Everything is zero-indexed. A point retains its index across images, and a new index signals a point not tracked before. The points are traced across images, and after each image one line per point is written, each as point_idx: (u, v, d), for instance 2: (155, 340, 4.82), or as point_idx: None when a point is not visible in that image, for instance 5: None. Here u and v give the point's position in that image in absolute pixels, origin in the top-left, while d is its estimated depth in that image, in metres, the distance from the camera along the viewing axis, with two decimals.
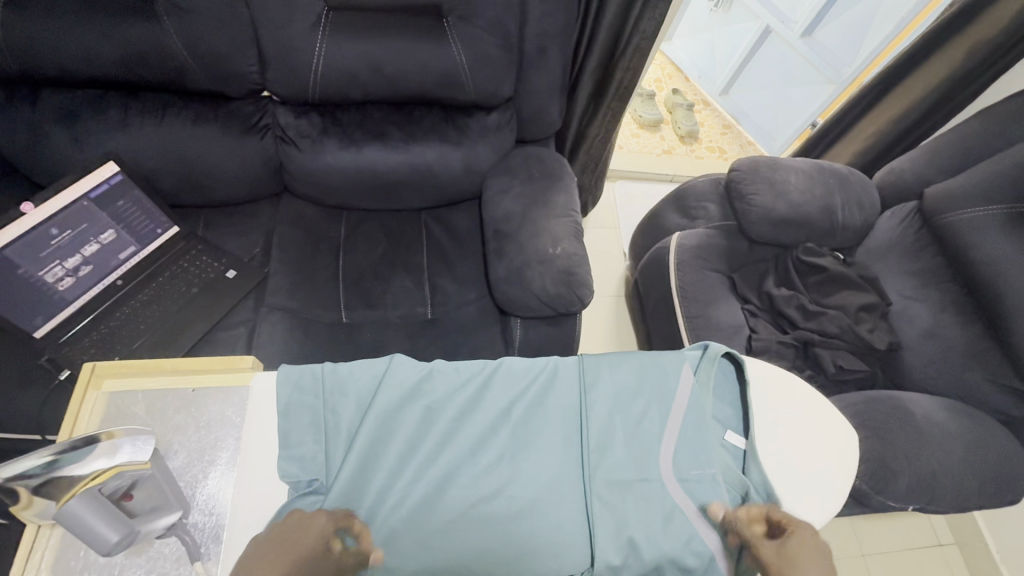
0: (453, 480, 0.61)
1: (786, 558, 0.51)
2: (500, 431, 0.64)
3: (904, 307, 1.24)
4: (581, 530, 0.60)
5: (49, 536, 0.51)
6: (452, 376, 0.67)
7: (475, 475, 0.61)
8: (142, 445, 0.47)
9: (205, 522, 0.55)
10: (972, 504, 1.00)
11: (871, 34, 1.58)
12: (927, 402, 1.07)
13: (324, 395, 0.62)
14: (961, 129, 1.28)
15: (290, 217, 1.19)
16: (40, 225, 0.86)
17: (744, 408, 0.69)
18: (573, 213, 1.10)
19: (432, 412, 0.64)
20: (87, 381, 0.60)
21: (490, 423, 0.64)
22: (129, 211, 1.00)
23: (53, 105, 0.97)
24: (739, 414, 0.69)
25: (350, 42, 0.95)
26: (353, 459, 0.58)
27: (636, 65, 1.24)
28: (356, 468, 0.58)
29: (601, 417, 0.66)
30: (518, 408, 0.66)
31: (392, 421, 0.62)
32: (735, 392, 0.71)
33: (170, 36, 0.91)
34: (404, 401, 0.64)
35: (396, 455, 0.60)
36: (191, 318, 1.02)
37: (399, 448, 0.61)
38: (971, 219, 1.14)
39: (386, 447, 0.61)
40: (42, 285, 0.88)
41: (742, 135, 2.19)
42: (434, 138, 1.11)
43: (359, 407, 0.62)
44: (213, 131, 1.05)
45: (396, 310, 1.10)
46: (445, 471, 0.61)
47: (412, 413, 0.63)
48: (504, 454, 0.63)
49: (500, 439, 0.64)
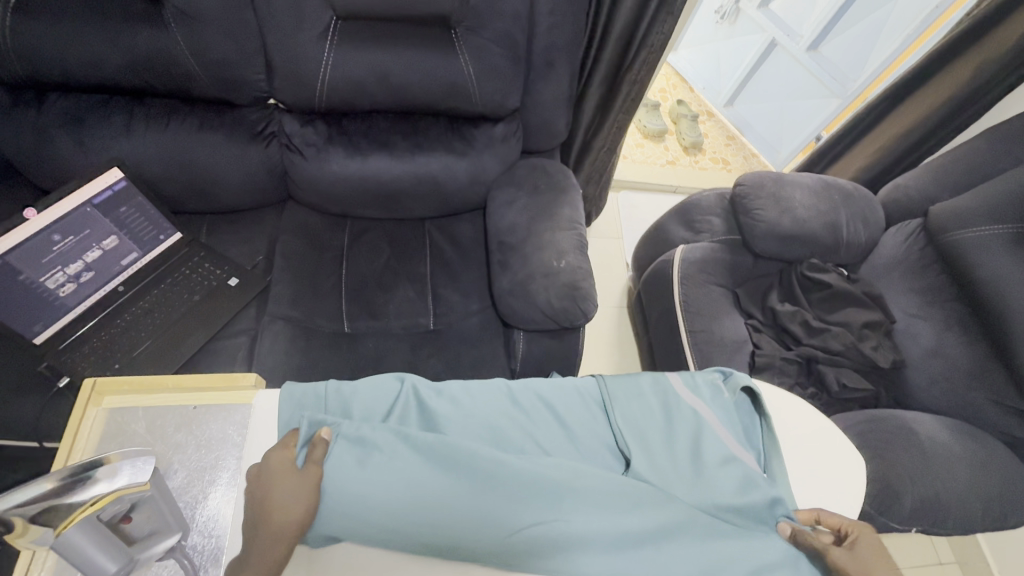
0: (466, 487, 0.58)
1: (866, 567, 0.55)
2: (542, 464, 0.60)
3: (908, 324, 1.23)
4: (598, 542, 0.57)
5: (45, 557, 0.50)
6: (470, 412, 0.65)
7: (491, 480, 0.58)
8: (142, 466, 0.46)
9: (204, 544, 0.54)
10: (976, 527, 0.99)
11: (877, 50, 1.58)
12: (931, 422, 1.07)
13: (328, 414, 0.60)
14: (967, 147, 1.28)
15: (294, 224, 1.18)
16: (44, 231, 0.85)
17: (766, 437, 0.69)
18: (578, 226, 1.09)
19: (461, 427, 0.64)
20: (87, 397, 0.59)
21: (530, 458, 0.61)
22: (132, 216, 0.99)
23: (58, 110, 0.97)
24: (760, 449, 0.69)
25: (357, 52, 0.95)
26: (384, 497, 0.55)
27: (643, 77, 1.23)
28: (386, 510, 0.55)
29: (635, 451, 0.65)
30: (547, 446, 0.65)
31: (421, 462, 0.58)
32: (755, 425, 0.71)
33: (177, 43, 0.90)
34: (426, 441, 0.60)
35: (431, 497, 0.57)
36: (193, 325, 1.01)
37: (431, 494, 0.57)
38: (977, 238, 1.13)
39: (415, 485, 0.57)
40: (43, 292, 0.87)
41: (745, 147, 2.17)
42: (440, 148, 1.11)
43: (370, 445, 0.58)
44: (218, 138, 1.04)
45: (398, 321, 1.09)
46: (492, 520, 0.56)
47: (444, 450, 0.59)
48: (550, 500, 0.58)
49: (548, 479, 0.59)
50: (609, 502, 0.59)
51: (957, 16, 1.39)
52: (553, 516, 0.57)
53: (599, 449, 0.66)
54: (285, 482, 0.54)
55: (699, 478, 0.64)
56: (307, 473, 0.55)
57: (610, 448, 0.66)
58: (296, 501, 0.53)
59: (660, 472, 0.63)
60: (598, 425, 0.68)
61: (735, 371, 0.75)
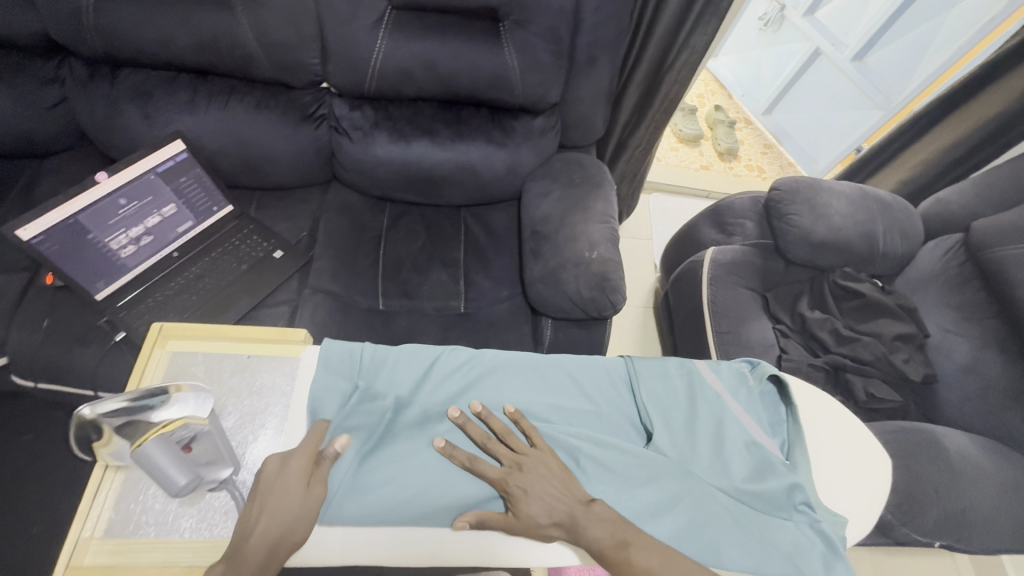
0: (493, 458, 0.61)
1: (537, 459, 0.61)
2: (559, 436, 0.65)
3: (943, 339, 1.21)
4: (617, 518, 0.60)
5: (112, 479, 0.54)
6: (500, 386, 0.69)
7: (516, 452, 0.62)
8: (203, 403, 0.52)
9: (252, 482, 0.58)
10: (1003, 547, 0.97)
11: (925, 63, 1.55)
12: (962, 438, 1.05)
13: (361, 379, 0.64)
14: (1016, 163, 1.25)
15: (337, 204, 1.23)
16: (111, 194, 0.91)
17: (789, 424, 0.70)
18: (610, 220, 1.11)
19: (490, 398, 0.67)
20: (154, 340, 0.64)
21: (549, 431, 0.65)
22: (190, 187, 1.05)
23: (130, 84, 1.04)
24: (782, 437, 0.70)
25: (408, 40, 0.99)
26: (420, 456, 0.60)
27: (684, 78, 1.25)
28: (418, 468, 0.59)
29: (658, 430, 0.67)
30: (571, 422, 0.67)
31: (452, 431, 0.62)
32: (780, 413, 0.72)
33: (243, 25, 0.96)
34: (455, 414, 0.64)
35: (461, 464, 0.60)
36: (238, 292, 1.06)
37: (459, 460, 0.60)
38: (1019, 254, 1.11)
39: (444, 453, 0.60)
40: (107, 251, 0.94)
41: (782, 156, 2.15)
42: (480, 137, 1.14)
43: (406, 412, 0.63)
44: (273, 117, 1.10)
45: (430, 301, 1.13)
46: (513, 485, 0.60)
47: (471, 423, 0.63)
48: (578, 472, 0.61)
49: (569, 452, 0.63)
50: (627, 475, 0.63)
51: (1011, 29, 1.36)
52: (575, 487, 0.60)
53: (621, 426, 0.68)
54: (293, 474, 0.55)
55: (718, 459, 0.66)
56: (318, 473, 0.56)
57: (633, 426, 0.69)
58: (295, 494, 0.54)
59: (679, 450, 0.66)
60: (624, 403, 0.70)
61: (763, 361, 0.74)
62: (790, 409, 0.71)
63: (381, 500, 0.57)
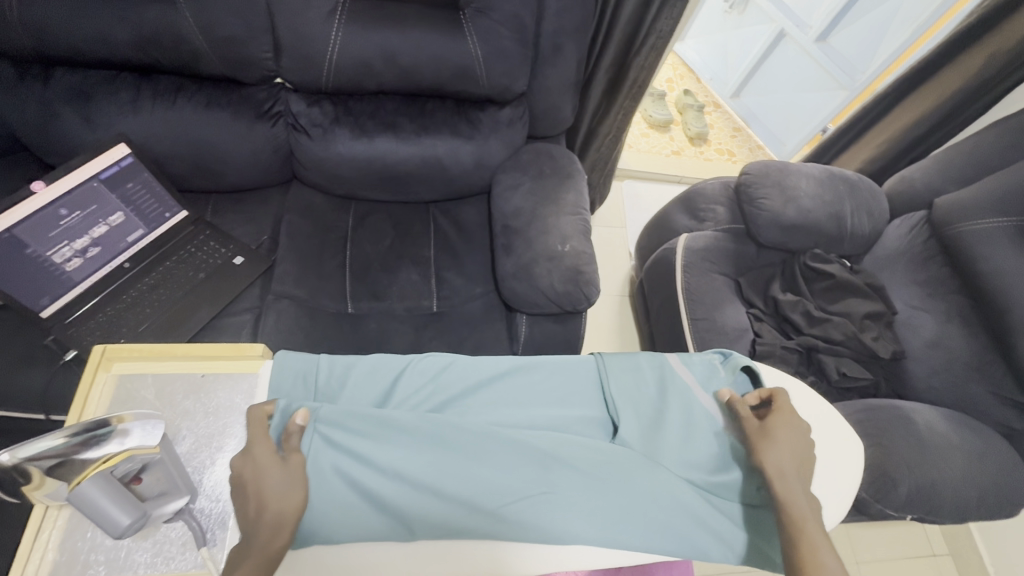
0: (458, 466, 0.58)
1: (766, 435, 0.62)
2: (527, 435, 0.62)
3: (910, 315, 1.24)
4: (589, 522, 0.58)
5: (56, 517, 0.51)
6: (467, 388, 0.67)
7: (481, 459, 0.59)
8: (152, 431, 0.49)
9: (211, 509, 0.55)
10: (970, 515, 1.01)
11: (887, 42, 1.57)
12: (930, 412, 1.08)
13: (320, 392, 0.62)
14: (975, 140, 1.27)
15: (299, 204, 1.19)
16: (50, 204, 0.85)
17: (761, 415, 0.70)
18: (582, 211, 1.09)
19: (455, 405, 0.65)
20: (96, 363, 0.60)
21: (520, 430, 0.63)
22: (138, 193, 0.99)
23: (66, 85, 0.97)
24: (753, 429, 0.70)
25: (365, 31, 0.94)
26: (381, 468, 0.57)
27: (651, 63, 1.23)
28: (379, 480, 0.56)
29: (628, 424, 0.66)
30: (540, 422, 0.66)
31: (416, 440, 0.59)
32: None
33: (185, 19, 0.90)
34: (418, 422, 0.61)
35: (425, 474, 0.57)
36: (198, 303, 1.01)
37: (423, 468, 0.58)
38: (980, 230, 1.13)
39: (407, 461, 0.57)
40: (50, 266, 0.88)
41: (751, 138, 2.16)
42: (446, 131, 1.11)
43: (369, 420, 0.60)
44: (225, 116, 1.04)
45: (402, 302, 1.10)
46: (480, 491, 0.57)
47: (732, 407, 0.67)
48: (791, 451, 0.61)
49: (538, 452, 0.61)
50: (597, 474, 0.61)
51: (967, 7, 1.38)
52: (545, 490, 0.59)
53: (592, 426, 0.67)
54: (272, 468, 0.52)
55: (689, 449, 0.65)
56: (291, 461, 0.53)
57: (604, 424, 0.68)
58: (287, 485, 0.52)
59: (651, 444, 0.65)
60: (595, 400, 0.69)
61: (735, 352, 0.74)
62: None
63: (340, 519, 0.54)
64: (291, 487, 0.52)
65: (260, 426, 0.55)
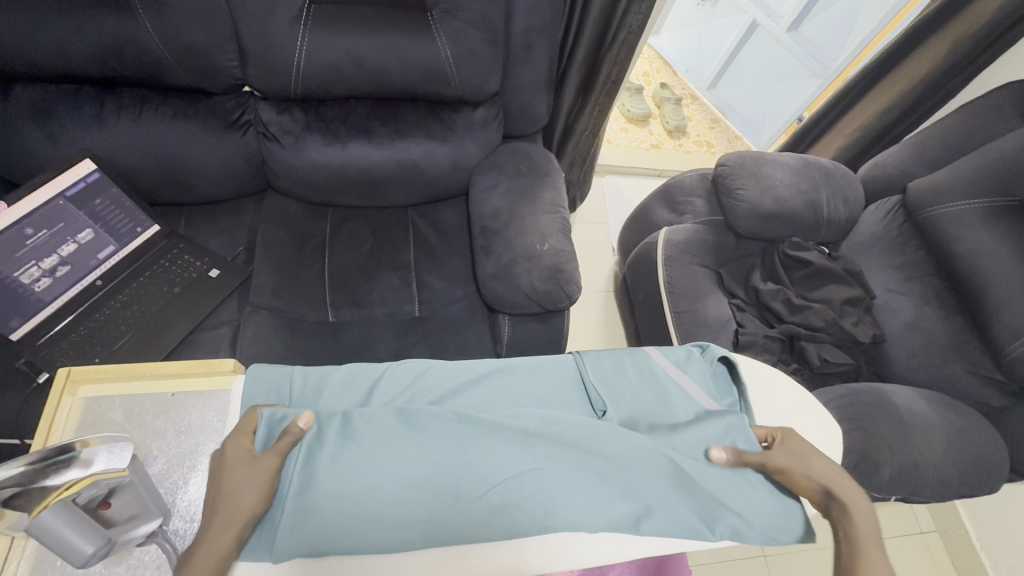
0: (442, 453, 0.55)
1: (797, 458, 0.60)
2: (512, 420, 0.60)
3: (888, 299, 1.25)
4: (583, 506, 0.56)
5: (23, 547, 0.51)
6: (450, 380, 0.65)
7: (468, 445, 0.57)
8: (119, 453, 0.48)
9: (186, 529, 0.55)
10: (952, 494, 1.02)
11: (857, 29, 1.58)
12: (910, 394, 1.09)
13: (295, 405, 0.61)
14: (944, 124, 1.29)
15: (275, 213, 1.17)
16: (14, 224, 0.83)
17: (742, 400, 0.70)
18: (560, 210, 1.09)
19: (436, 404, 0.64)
20: (62, 387, 0.60)
21: (502, 413, 0.61)
22: (107, 209, 0.98)
23: (26, 102, 0.95)
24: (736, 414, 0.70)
25: (332, 36, 0.93)
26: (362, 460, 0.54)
27: (624, 59, 1.23)
28: (360, 474, 0.53)
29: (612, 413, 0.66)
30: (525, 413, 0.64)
31: (394, 427, 0.57)
32: (732, 394, 0.72)
33: (146, 29, 0.88)
34: (399, 412, 0.59)
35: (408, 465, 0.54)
36: (174, 318, 1.00)
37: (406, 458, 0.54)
38: (953, 213, 1.15)
39: (387, 449, 0.55)
40: (18, 287, 0.85)
41: (729, 130, 2.18)
42: (420, 134, 1.10)
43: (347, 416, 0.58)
44: (193, 127, 1.02)
45: (383, 308, 1.09)
46: (462, 473, 0.55)
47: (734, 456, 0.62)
48: (824, 468, 0.60)
49: (520, 432, 0.59)
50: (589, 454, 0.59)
51: None
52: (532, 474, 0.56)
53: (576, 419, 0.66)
54: (238, 469, 0.52)
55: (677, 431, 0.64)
56: (261, 463, 0.53)
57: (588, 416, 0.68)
58: (245, 488, 0.51)
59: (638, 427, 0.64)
60: (576, 397, 0.69)
61: (713, 344, 0.75)
62: (740, 388, 0.71)
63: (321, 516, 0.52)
64: (250, 489, 0.51)
65: (248, 428, 0.56)
